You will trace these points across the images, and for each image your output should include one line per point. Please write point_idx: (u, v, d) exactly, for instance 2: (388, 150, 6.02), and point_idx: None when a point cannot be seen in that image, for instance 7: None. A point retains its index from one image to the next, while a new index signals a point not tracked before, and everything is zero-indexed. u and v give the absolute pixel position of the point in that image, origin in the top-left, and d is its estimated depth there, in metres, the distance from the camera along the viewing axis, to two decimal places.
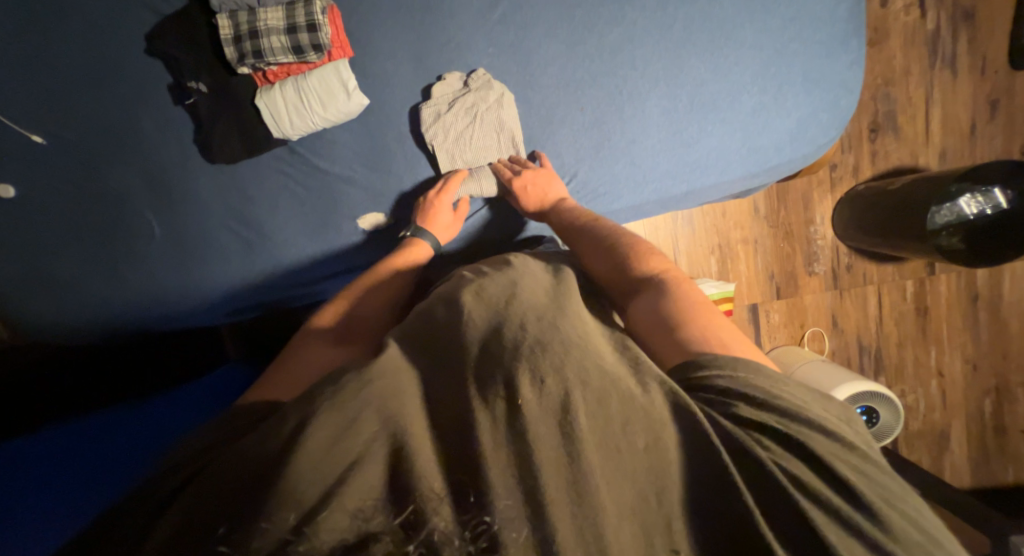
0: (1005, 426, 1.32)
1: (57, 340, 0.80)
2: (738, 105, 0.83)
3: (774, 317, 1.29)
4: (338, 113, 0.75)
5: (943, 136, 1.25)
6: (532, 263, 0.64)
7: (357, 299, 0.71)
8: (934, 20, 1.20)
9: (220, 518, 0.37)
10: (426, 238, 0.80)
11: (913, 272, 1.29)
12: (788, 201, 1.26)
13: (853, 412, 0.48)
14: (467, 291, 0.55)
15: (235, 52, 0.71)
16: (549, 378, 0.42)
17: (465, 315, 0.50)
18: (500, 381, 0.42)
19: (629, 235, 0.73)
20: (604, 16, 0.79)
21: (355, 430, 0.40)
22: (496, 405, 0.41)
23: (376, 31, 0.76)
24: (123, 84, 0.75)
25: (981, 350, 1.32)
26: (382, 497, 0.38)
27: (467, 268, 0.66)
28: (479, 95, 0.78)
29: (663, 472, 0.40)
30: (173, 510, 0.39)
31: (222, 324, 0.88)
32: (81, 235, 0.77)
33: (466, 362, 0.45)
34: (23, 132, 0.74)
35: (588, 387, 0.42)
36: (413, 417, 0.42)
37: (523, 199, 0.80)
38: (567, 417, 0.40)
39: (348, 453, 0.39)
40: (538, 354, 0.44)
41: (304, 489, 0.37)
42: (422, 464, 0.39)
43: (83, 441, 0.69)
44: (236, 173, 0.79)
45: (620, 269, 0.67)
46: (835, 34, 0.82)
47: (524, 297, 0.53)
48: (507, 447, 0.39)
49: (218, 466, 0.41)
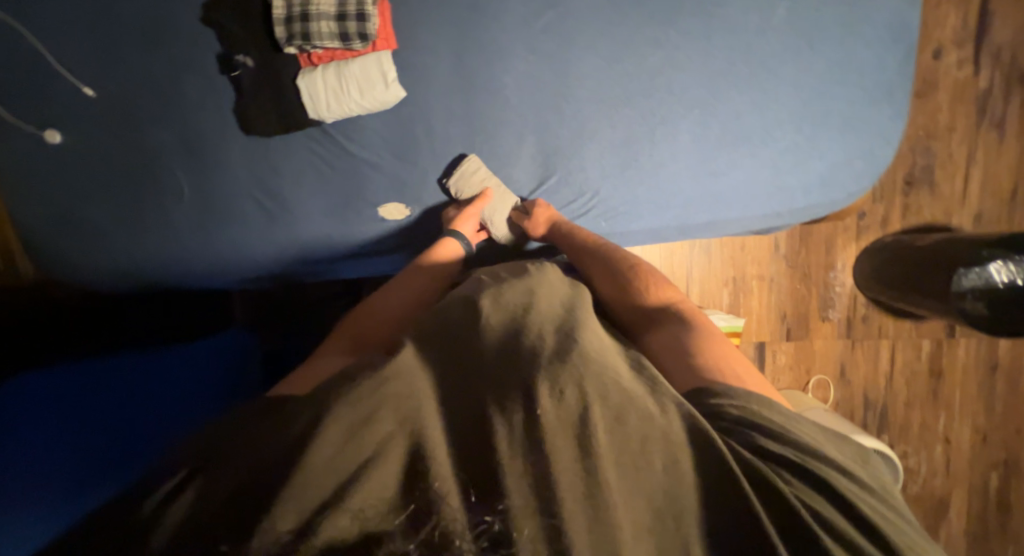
0: (1008, 503, 1.28)
1: (82, 283, 0.84)
2: (771, 140, 0.82)
3: (780, 359, 1.28)
4: (374, 101, 0.77)
5: (982, 198, 1.22)
6: (551, 270, 0.64)
7: (419, 283, 0.73)
8: (986, 79, 1.18)
9: (229, 511, 0.34)
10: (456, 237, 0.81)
11: (931, 332, 1.26)
12: (810, 242, 1.25)
13: (873, 461, 0.47)
14: (485, 295, 0.53)
15: (285, 31, 0.73)
16: (569, 389, 0.39)
17: (483, 318, 0.48)
18: (517, 391, 0.39)
19: (632, 257, 0.74)
20: (648, 36, 0.78)
21: (371, 429, 0.37)
22: (514, 413, 0.38)
23: (421, 25, 0.77)
24: (173, 47, 0.78)
25: (994, 421, 1.27)
26: (393, 495, 0.34)
27: (485, 272, 0.66)
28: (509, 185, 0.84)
29: (678, 496, 0.38)
30: (184, 498, 0.36)
31: (233, 287, 0.90)
32: (114, 189, 0.80)
33: (484, 363, 0.43)
34: (75, 83, 0.77)
35: (607, 403, 0.40)
36: (431, 417, 0.39)
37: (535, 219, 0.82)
38: (585, 430, 0.38)
39: (366, 447, 0.36)
40: (557, 366, 0.41)
41: (316, 483, 0.34)
42: (437, 464, 0.36)
43: (90, 379, 0.64)
44: (268, 147, 0.81)
45: (629, 293, 0.67)
46: (879, 81, 0.81)
47: (542, 307, 0.52)
48: (523, 455, 0.36)
49: (227, 460, 0.38)
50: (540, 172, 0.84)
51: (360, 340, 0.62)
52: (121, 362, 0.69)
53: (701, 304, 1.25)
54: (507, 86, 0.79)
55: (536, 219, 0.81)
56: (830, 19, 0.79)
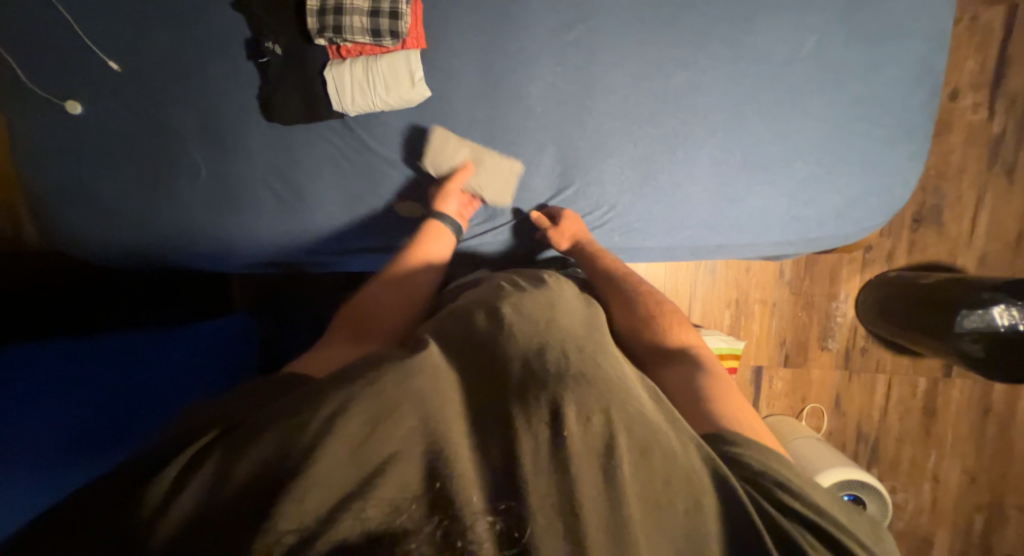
0: (991, 547, 1.28)
1: (85, 256, 0.83)
2: (791, 169, 0.82)
3: (776, 384, 1.29)
4: (400, 99, 0.77)
5: (988, 241, 1.22)
6: (567, 285, 0.65)
7: (417, 286, 0.73)
8: (1000, 124, 1.19)
9: (248, 492, 0.34)
10: (445, 223, 0.80)
11: (927, 370, 1.27)
12: (815, 271, 1.25)
13: (888, 537, 0.46)
14: (506, 303, 0.55)
15: (317, 23, 0.72)
16: (596, 416, 0.40)
17: (507, 326, 0.50)
18: (545, 407, 0.40)
19: (654, 294, 0.74)
20: (676, 58, 0.79)
21: (394, 422, 0.38)
22: (540, 430, 0.39)
23: (452, 28, 0.77)
24: (203, 29, 0.78)
25: (983, 464, 1.27)
26: (414, 490, 0.35)
27: (503, 278, 0.67)
28: (530, 193, 0.84)
29: (702, 537, 0.38)
30: (195, 483, 0.36)
31: (240, 270, 0.89)
32: (130, 164, 0.80)
33: (511, 376, 0.43)
34: (102, 57, 0.77)
35: (633, 435, 0.41)
36: (449, 418, 0.40)
37: (559, 233, 0.81)
38: (611, 460, 0.39)
39: (387, 444, 0.36)
40: (583, 388, 0.42)
41: (337, 474, 0.34)
42: (459, 467, 0.36)
43: (85, 360, 0.64)
44: (292, 136, 0.81)
45: (647, 328, 0.67)
46: (901, 121, 0.82)
47: (563, 323, 0.53)
48: (549, 474, 0.37)
49: (243, 435, 0.39)
50: (558, 182, 0.84)
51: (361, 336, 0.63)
52: (119, 344, 0.69)
53: (703, 324, 1.25)
54: (531, 94, 0.80)
55: (564, 232, 0.81)
56: (857, 56, 0.79)
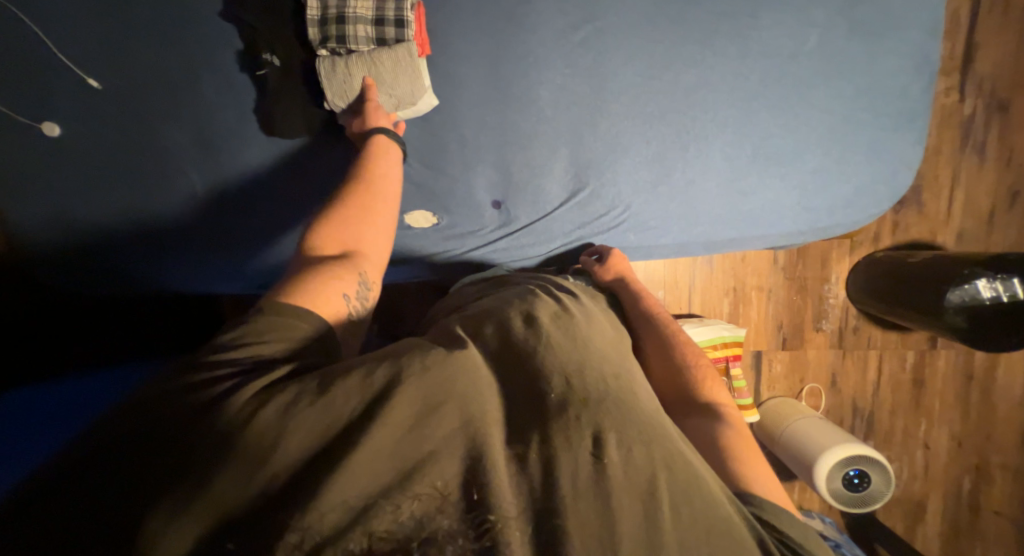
0: (980, 506, 1.35)
1: (65, 269, 0.83)
2: (801, 163, 0.84)
3: (775, 367, 1.32)
4: (386, 66, 0.72)
5: (964, 218, 1.28)
6: (591, 300, 0.69)
7: (383, 209, 0.67)
8: (972, 106, 1.24)
9: (291, 487, 0.37)
10: (382, 133, 0.71)
11: (915, 343, 1.32)
12: (807, 255, 1.29)
13: None
14: (544, 312, 0.57)
15: (319, 33, 0.71)
16: (637, 449, 0.41)
17: (545, 335, 0.51)
18: (588, 433, 0.41)
19: (693, 347, 0.71)
20: (684, 56, 0.79)
21: (435, 422, 0.40)
22: (582, 454, 0.40)
23: (457, 33, 0.76)
24: (191, 39, 0.75)
25: (969, 429, 1.34)
26: (449, 486, 0.38)
27: (537, 283, 0.70)
28: (547, 198, 0.84)
29: None
30: (231, 472, 0.37)
31: (243, 289, 0.90)
32: (117, 181, 0.80)
33: (550, 396, 0.44)
34: (82, 75, 0.76)
35: (674, 475, 0.41)
36: (491, 427, 0.41)
37: (604, 269, 0.82)
38: (652, 500, 0.40)
39: (427, 442, 0.40)
40: (623, 419, 0.43)
41: (378, 471, 0.38)
42: (497, 477, 0.38)
43: (64, 398, 0.68)
44: (294, 149, 0.80)
45: (679, 375, 0.68)
46: (901, 110, 0.84)
47: (595, 342, 0.54)
48: (587, 499, 0.38)
49: (271, 417, 0.39)
50: (572, 185, 0.84)
51: (350, 254, 0.60)
52: (94, 380, 0.72)
53: (703, 313, 1.28)
54: (542, 97, 0.79)
55: (609, 267, 0.81)
56: (859, 50, 0.81)
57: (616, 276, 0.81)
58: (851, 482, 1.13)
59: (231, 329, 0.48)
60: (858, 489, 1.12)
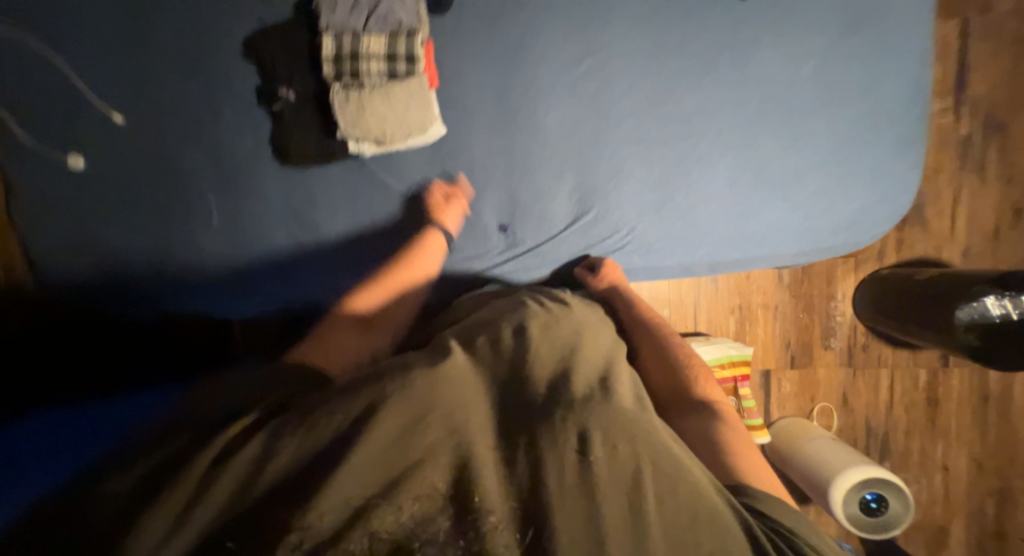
0: (1005, 531, 1.31)
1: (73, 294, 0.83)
2: (801, 183, 0.86)
3: (784, 386, 1.31)
4: (398, 99, 0.76)
5: (969, 235, 1.29)
6: (584, 306, 0.70)
7: (412, 283, 0.80)
8: (969, 125, 1.26)
9: (279, 505, 0.36)
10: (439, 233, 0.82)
11: (927, 361, 1.31)
12: (812, 273, 1.29)
13: None
14: (535, 322, 0.59)
15: (334, 70, 0.74)
16: (620, 444, 0.43)
17: (533, 347, 0.54)
18: (572, 433, 0.42)
19: (693, 355, 0.75)
20: (684, 84, 0.82)
21: (421, 430, 0.41)
22: (568, 454, 0.41)
23: (464, 66, 0.80)
24: (212, 75, 0.80)
25: (988, 449, 1.31)
26: (438, 493, 0.38)
27: (526, 296, 0.71)
28: (551, 223, 0.86)
29: None
30: (216, 495, 0.37)
31: (234, 317, 0.87)
32: (134, 209, 0.82)
33: (540, 405, 0.46)
34: (107, 110, 0.80)
35: (658, 468, 0.42)
36: (475, 431, 0.42)
37: (597, 278, 0.83)
38: (637, 496, 0.40)
39: (415, 449, 0.40)
40: (603, 417, 0.45)
41: (366, 479, 0.37)
42: (484, 480, 0.38)
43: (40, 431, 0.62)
44: (307, 175, 0.83)
45: (671, 377, 0.71)
46: (898, 131, 0.86)
47: (585, 353, 0.56)
48: (574, 497, 0.38)
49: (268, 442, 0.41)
50: (577, 209, 0.86)
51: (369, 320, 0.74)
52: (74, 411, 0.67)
53: (709, 332, 1.28)
54: (546, 125, 0.82)
55: (602, 277, 0.83)
56: (853, 73, 0.84)
57: (611, 284, 0.82)
58: (869, 507, 1.10)
59: (249, 392, 0.52)
60: (875, 514, 1.10)
